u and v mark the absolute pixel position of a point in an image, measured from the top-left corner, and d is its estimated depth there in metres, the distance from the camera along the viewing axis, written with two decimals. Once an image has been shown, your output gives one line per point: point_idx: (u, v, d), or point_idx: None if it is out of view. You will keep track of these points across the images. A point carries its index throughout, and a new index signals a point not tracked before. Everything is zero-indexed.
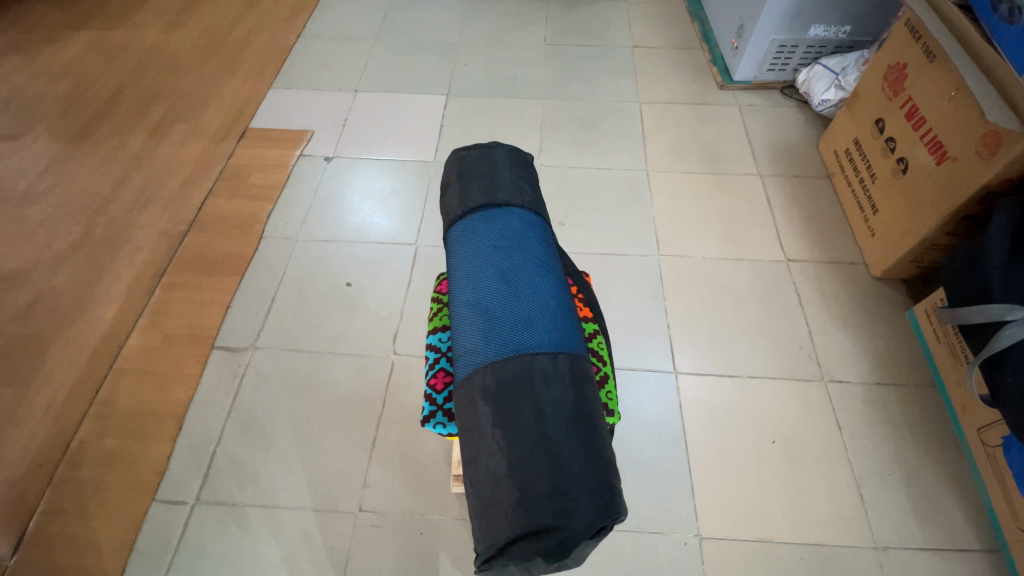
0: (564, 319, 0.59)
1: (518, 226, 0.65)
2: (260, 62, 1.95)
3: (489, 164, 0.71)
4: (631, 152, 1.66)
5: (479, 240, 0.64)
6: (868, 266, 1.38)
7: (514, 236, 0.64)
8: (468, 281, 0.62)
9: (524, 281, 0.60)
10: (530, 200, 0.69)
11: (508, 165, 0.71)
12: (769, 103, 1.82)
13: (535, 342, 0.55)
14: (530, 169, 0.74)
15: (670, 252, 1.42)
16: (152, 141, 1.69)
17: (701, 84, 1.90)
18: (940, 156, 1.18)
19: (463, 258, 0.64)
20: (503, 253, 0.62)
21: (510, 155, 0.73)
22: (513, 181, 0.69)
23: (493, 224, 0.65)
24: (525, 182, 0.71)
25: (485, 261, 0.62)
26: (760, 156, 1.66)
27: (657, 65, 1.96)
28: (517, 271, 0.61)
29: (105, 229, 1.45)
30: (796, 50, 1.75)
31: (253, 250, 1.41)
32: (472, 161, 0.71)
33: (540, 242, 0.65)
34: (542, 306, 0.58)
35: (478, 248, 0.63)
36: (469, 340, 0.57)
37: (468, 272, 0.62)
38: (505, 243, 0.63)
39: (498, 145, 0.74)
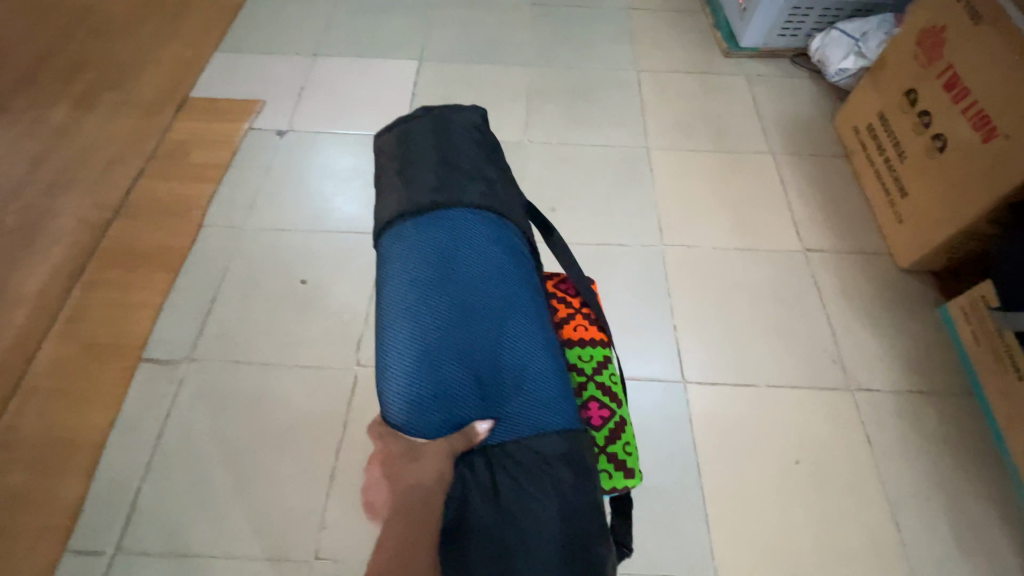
0: (512, 340, 0.55)
1: (464, 227, 0.58)
2: (206, 22, 1.70)
3: (441, 147, 0.63)
4: (629, 126, 1.48)
5: (401, 255, 0.56)
6: (894, 256, 1.24)
7: (458, 243, 0.57)
8: (399, 290, 0.54)
9: (468, 297, 0.54)
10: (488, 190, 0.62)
11: (463, 150, 0.64)
12: (779, 73, 1.65)
13: (474, 374, 0.53)
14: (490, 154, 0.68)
15: (676, 242, 1.25)
16: (74, 111, 1.45)
17: (705, 51, 1.71)
18: (987, 134, 1.03)
19: (393, 260, 0.56)
20: (439, 265, 0.55)
21: (465, 136, 0.66)
22: (468, 167, 0.63)
23: (434, 224, 0.57)
24: (484, 170, 0.64)
25: (405, 283, 0.54)
26: (771, 133, 1.49)
27: (656, 30, 1.76)
28: (460, 285, 0.55)
29: (14, 216, 1.23)
30: (811, 12, 1.57)
31: (193, 242, 1.20)
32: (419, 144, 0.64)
33: (490, 244, 0.58)
34: (487, 328, 0.54)
35: (413, 253, 0.56)
36: (397, 368, 0.51)
37: (397, 280, 0.55)
38: (445, 250, 0.56)
39: (452, 120, 0.66)
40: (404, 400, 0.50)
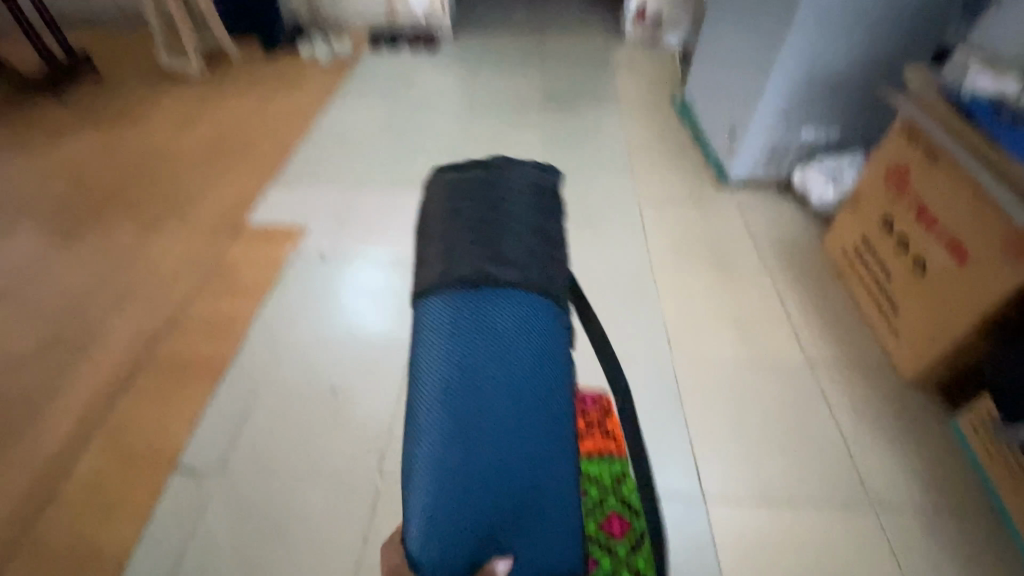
0: (563, 448, 0.39)
1: (519, 280, 0.41)
2: (261, 159, 1.97)
3: (503, 178, 0.45)
4: (635, 248, 1.63)
5: (432, 369, 0.37)
6: (898, 370, 1.29)
7: (499, 310, 0.39)
8: (419, 376, 0.38)
9: (505, 388, 0.38)
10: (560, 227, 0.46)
11: (530, 182, 0.46)
12: (768, 202, 1.84)
13: (508, 492, 0.37)
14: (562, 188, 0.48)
15: (685, 355, 1.33)
16: (141, 236, 1.64)
17: (699, 182, 1.92)
18: (961, 258, 1.14)
19: (420, 321, 0.39)
20: (484, 398, 0.37)
21: (534, 163, 0.48)
22: (540, 205, 0.45)
23: (474, 288, 0.40)
24: (552, 213, 0.45)
25: (436, 422, 0.37)
26: (767, 254, 1.62)
27: (654, 164, 2.00)
28: (497, 371, 0.38)
29: (77, 331, 1.36)
30: (789, 150, 1.80)
31: (234, 353, 1.30)
32: (482, 176, 0.45)
33: (545, 311, 0.41)
34: (528, 434, 0.38)
35: (445, 318, 0.39)
36: (409, 479, 0.36)
37: (418, 356, 0.38)
38: (483, 319, 0.39)
39: (526, 147, 0.47)
40: (417, 524, 0.35)
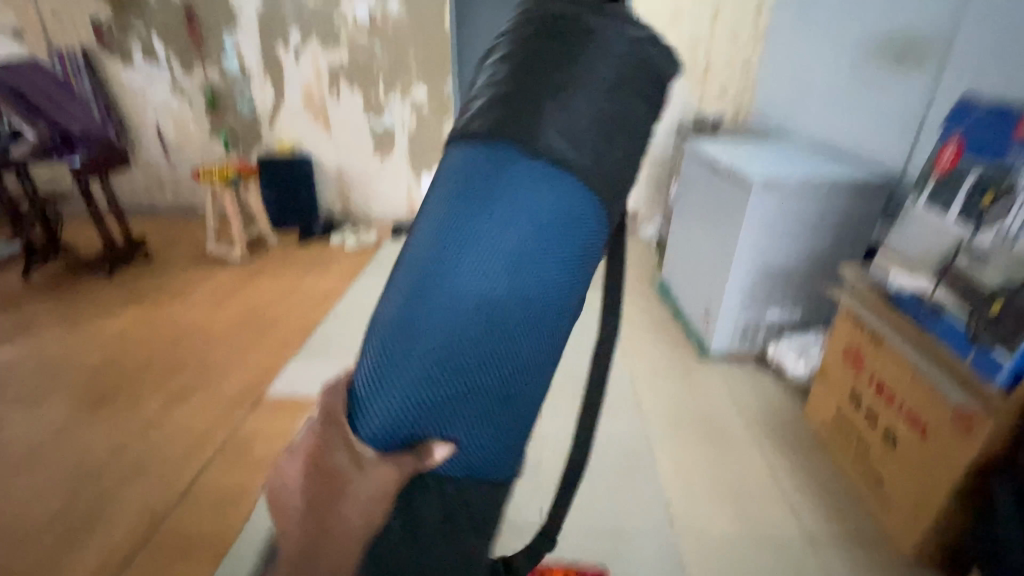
0: (505, 359, 0.55)
1: (512, 200, 0.52)
2: (286, 333, 2.19)
3: (532, 77, 0.53)
4: (628, 419, 1.75)
5: (433, 224, 0.54)
6: (896, 545, 1.31)
7: (487, 233, 0.52)
8: (410, 272, 0.54)
9: (470, 312, 0.52)
10: (568, 155, 0.52)
11: (563, 82, 0.52)
12: (749, 374, 2.01)
13: (442, 378, 0.53)
14: (620, 103, 0.55)
15: (684, 529, 1.37)
16: (166, 406, 1.75)
17: (684, 356, 2.12)
18: (920, 431, 1.26)
19: (420, 226, 0.56)
20: (459, 245, 0.52)
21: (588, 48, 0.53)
22: (562, 115, 0.52)
23: (472, 198, 0.52)
24: (596, 118, 0.53)
25: (419, 261, 0.54)
26: (754, 425, 1.73)
27: (642, 340, 2.22)
28: (467, 295, 0.52)
29: (91, 502, 1.42)
30: (759, 328, 2.03)
31: (242, 526, 1.34)
32: (518, 67, 0.54)
33: (527, 244, 0.53)
34: (481, 346, 0.53)
35: (435, 224, 0.54)
36: (375, 350, 0.54)
37: (412, 259, 0.54)
38: (471, 237, 0.52)
39: (582, 23, 0.54)
40: (367, 391, 0.53)
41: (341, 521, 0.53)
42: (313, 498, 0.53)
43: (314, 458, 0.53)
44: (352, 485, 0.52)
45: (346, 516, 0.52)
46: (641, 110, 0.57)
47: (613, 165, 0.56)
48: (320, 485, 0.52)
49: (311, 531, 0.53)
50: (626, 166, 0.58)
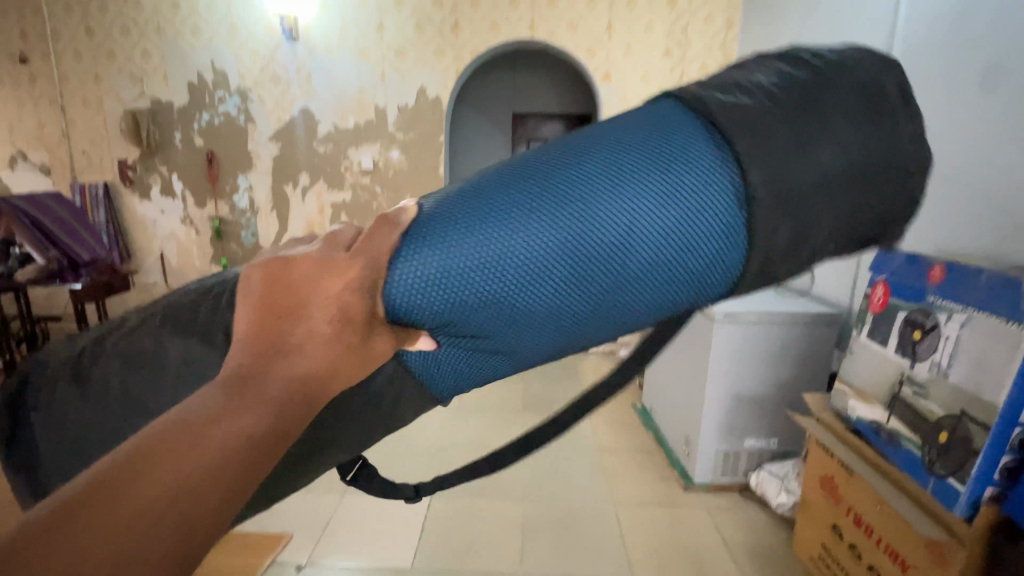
0: (554, 310, 0.59)
1: (670, 183, 0.55)
2: None
3: (784, 106, 0.52)
4: (610, 555, 1.71)
5: (593, 170, 0.58)
6: None
7: (622, 200, 0.56)
8: (543, 174, 0.59)
9: (555, 242, 0.56)
10: (761, 191, 0.51)
11: (813, 128, 0.52)
12: (734, 505, 2.00)
13: (493, 286, 0.58)
14: (912, 168, 0.53)
15: None
16: None
17: (667, 486, 2.11)
18: (903, 564, 1.28)
19: (591, 141, 0.61)
20: (584, 197, 0.57)
21: (855, 124, 0.52)
22: (784, 150, 0.51)
23: (643, 170, 0.56)
24: (839, 175, 0.52)
25: (550, 190, 0.58)
26: (742, 561, 1.69)
27: (625, 469, 2.22)
28: (565, 226, 0.56)
29: None
30: (739, 456, 2.06)
31: None
32: (781, 87, 0.54)
33: (649, 235, 0.55)
34: (531, 280, 0.57)
35: (601, 152, 0.59)
36: (473, 227, 0.59)
37: (559, 164, 0.60)
38: (615, 185, 0.56)
39: (868, 99, 0.54)
40: (434, 253, 0.58)
41: (294, 353, 0.46)
42: (265, 321, 0.47)
43: (279, 288, 0.49)
44: (327, 311, 0.48)
45: (297, 348, 0.46)
46: (867, 210, 0.54)
47: (796, 234, 0.53)
48: (281, 310, 0.48)
49: (246, 364, 0.45)
50: (796, 253, 0.54)
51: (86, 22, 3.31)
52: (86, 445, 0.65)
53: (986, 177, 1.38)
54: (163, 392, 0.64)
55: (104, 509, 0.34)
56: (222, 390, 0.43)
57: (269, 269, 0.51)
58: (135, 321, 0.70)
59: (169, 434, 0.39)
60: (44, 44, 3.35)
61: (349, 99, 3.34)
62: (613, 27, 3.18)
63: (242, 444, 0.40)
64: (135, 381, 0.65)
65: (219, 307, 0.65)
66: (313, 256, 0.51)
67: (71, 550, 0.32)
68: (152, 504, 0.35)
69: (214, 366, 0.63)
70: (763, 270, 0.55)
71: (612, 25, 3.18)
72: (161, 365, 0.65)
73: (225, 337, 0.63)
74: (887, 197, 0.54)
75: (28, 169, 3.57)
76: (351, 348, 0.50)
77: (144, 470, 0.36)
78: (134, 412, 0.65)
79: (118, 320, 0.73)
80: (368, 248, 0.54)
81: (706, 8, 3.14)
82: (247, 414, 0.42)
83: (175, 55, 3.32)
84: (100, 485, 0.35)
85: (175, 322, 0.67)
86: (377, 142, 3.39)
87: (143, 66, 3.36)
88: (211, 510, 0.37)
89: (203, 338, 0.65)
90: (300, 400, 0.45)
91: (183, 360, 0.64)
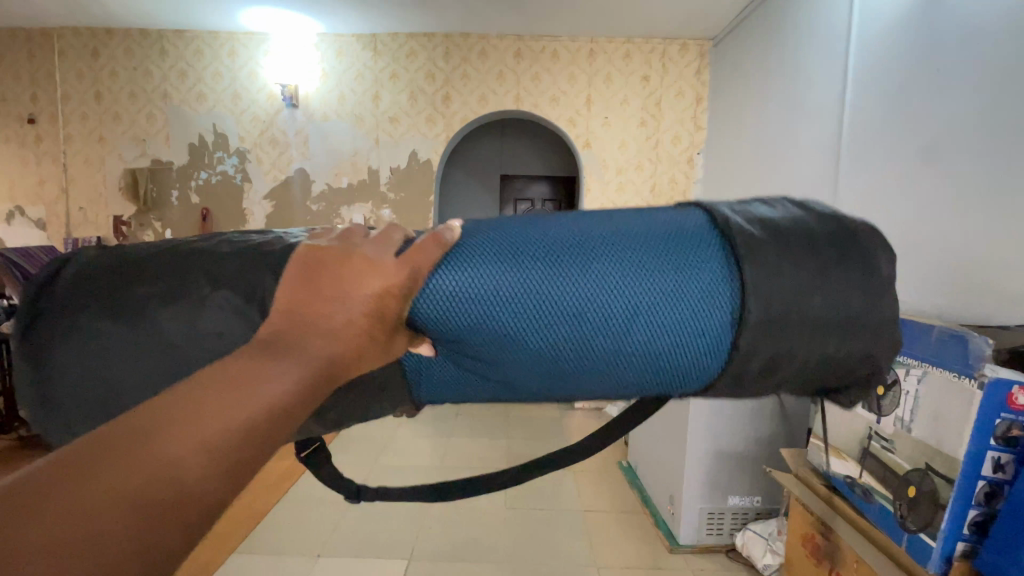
0: (557, 364, 0.56)
1: (691, 284, 0.54)
2: (233, 526, 2.20)
3: (792, 249, 0.53)
4: None
5: (632, 241, 0.57)
6: None
7: (655, 278, 0.55)
8: (587, 238, 0.58)
9: (577, 304, 0.54)
10: (753, 317, 0.52)
11: (815, 274, 0.53)
12: (720, 567, 1.95)
13: (511, 323, 0.55)
14: (882, 337, 0.54)
15: None
16: None
17: (652, 548, 2.07)
18: None
19: (637, 222, 0.60)
20: (621, 262, 0.56)
21: (854, 281, 0.53)
22: (786, 283, 0.52)
23: (677, 255, 0.56)
24: (822, 319, 0.53)
25: (587, 249, 0.57)
26: None
27: (609, 530, 2.18)
28: (593, 291, 0.55)
29: None
30: (724, 515, 2.05)
31: None
32: (793, 230, 0.55)
33: (661, 326, 0.54)
34: (541, 336, 0.55)
35: (644, 233, 0.58)
36: (511, 261, 0.56)
37: (603, 234, 0.59)
38: (646, 269, 0.55)
39: (871, 263, 0.54)
40: (467, 277, 0.55)
41: (316, 342, 0.45)
42: (297, 306, 0.46)
43: (321, 272, 0.48)
44: (363, 303, 0.46)
45: (321, 336, 0.45)
46: (836, 359, 0.55)
47: (771, 360, 0.54)
48: (316, 294, 0.46)
49: (278, 328, 0.45)
50: (768, 375, 0.56)
51: (96, 88, 3.49)
52: (66, 395, 0.56)
53: (933, 243, 1.46)
54: (167, 356, 0.55)
55: (104, 474, 0.34)
56: (255, 353, 0.43)
57: (315, 252, 0.50)
58: (146, 262, 0.59)
59: (181, 404, 0.39)
60: (52, 106, 3.51)
61: (343, 161, 3.50)
62: (593, 100, 3.43)
63: (260, 415, 0.40)
64: (135, 335, 0.55)
65: (253, 273, 0.56)
66: (365, 248, 0.50)
67: (65, 510, 0.32)
68: (175, 471, 0.36)
69: (237, 344, 0.54)
70: (734, 382, 0.56)
71: (592, 98, 3.43)
72: (169, 324, 0.55)
73: (257, 313, 0.54)
74: (855, 347, 0.54)
75: (22, 224, 3.63)
76: (376, 344, 0.49)
77: (152, 437, 0.36)
78: (129, 370, 0.55)
79: (125, 254, 0.62)
80: (416, 258, 0.51)
81: (678, 84, 3.41)
82: (282, 383, 0.42)
83: (178, 119, 3.50)
84: (106, 448, 0.36)
85: (194, 276, 0.57)
86: (369, 201, 3.52)
87: (147, 128, 3.52)
88: (206, 487, 0.37)
89: (224, 305, 0.55)
90: (325, 377, 0.45)
91: (198, 326, 0.55)
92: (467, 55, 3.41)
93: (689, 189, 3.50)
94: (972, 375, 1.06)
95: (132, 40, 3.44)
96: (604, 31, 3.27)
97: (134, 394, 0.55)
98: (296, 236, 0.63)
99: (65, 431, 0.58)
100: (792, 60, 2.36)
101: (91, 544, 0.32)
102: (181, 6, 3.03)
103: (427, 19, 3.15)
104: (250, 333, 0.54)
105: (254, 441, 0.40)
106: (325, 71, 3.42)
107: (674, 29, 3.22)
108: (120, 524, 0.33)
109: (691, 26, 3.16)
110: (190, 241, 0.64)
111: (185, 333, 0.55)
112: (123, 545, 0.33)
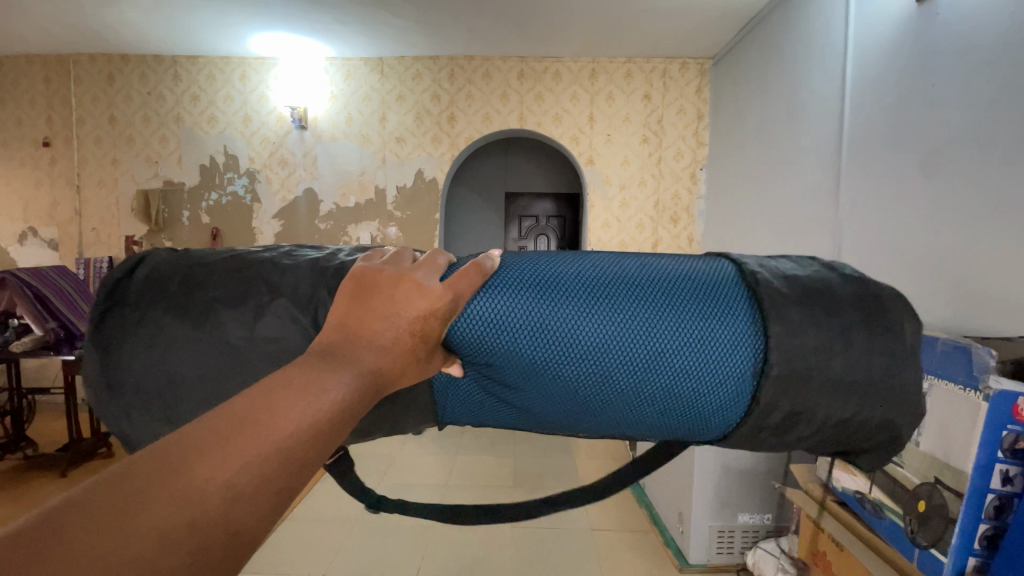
0: (579, 398, 0.58)
1: (716, 330, 0.56)
2: None
3: (814, 309, 0.55)
4: None
5: (664, 284, 0.59)
6: None
7: (683, 324, 0.57)
8: (621, 277, 0.60)
9: (605, 340, 0.56)
10: (773, 371, 0.53)
11: (836, 335, 0.54)
12: None
13: (541, 354, 0.57)
14: (905, 410, 0.54)
15: None
16: None
17: (662, 566, 2.05)
18: None
19: (670, 265, 0.62)
20: (651, 305, 0.58)
21: (877, 345, 0.54)
22: (806, 341, 0.53)
23: (707, 303, 0.57)
24: (846, 380, 0.53)
25: (620, 289, 0.59)
26: None
27: (618, 549, 2.16)
28: (623, 329, 0.57)
29: None
30: (734, 533, 2.03)
31: None
32: (818, 289, 0.57)
33: (686, 369, 0.56)
34: (568, 368, 0.57)
35: (677, 278, 0.60)
36: (546, 294, 0.59)
37: (637, 273, 0.61)
38: (676, 315, 0.57)
39: (896, 330, 0.55)
40: (503, 306, 0.57)
41: (369, 356, 0.46)
42: (351, 321, 0.49)
43: (373, 291, 0.51)
44: (410, 323, 0.50)
45: (374, 351, 0.47)
46: (857, 424, 0.55)
47: (790, 415, 0.55)
48: (368, 312, 0.49)
49: (334, 341, 0.47)
50: (787, 431, 0.56)
51: (110, 112, 3.59)
52: (121, 383, 0.58)
53: (936, 257, 1.47)
54: (224, 356, 0.57)
55: (181, 481, 0.34)
56: (315, 362, 0.44)
57: (367, 271, 0.53)
58: (208, 265, 0.62)
59: (232, 420, 0.38)
60: (68, 130, 3.61)
61: (351, 181, 3.56)
62: (595, 119, 3.49)
63: (322, 424, 0.41)
64: (195, 333, 0.58)
65: (311, 286, 0.60)
66: (416, 272, 0.53)
67: (125, 529, 0.31)
68: (244, 475, 0.36)
69: (294, 351, 0.57)
70: (754, 434, 0.57)
71: (594, 117, 3.49)
72: (229, 326, 0.58)
73: (314, 323, 0.58)
74: (878, 413, 0.54)
75: (36, 244, 3.70)
76: (417, 362, 0.51)
77: (206, 451, 0.36)
78: (186, 366, 0.58)
79: (188, 256, 0.65)
80: (459, 285, 0.54)
81: (679, 102, 3.46)
82: (340, 390, 0.43)
83: (190, 142, 3.58)
84: (162, 463, 0.35)
85: (255, 283, 0.60)
86: (376, 220, 3.57)
87: (159, 150, 3.60)
88: (255, 504, 0.36)
89: (284, 312, 0.58)
90: (375, 387, 0.46)
91: (257, 331, 0.58)
92: (471, 76, 3.48)
93: (692, 205, 3.53)
94: (976, 388, 1.05)
95: (146, 66, 3.54)
96: (605, 51, 3.34)
97: (191, 391, 0.57)
98: (347, 252, 0.67)
99: (115, 421, 0.59)
100: (790, 78, 2.41)
101: (165, 545, 0.32)
102: (195, 33, 3.13)
103: (432, 42, 3.23)
104: (307, 341, 0.57)
105: (302, 458, 0.39)
106: (333, 94, 3.50)
107: (674, 49, 3.28)
108: (195, 528, 0.33)
109: (690, 46, 3.22)
110: (248, 250, 0.67)
111: (244, 336, 0.58)
112: (190, 544, 0.33)
